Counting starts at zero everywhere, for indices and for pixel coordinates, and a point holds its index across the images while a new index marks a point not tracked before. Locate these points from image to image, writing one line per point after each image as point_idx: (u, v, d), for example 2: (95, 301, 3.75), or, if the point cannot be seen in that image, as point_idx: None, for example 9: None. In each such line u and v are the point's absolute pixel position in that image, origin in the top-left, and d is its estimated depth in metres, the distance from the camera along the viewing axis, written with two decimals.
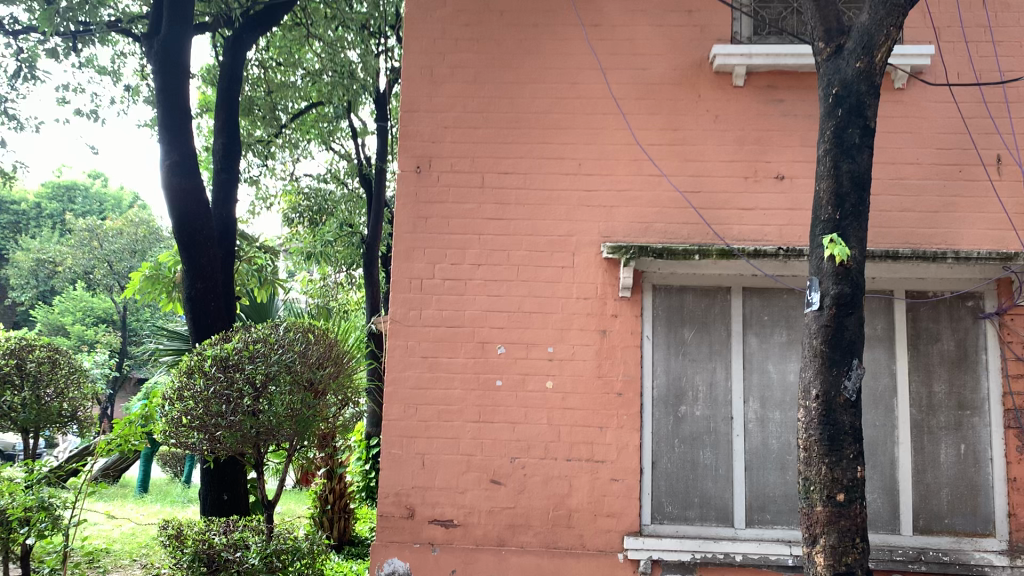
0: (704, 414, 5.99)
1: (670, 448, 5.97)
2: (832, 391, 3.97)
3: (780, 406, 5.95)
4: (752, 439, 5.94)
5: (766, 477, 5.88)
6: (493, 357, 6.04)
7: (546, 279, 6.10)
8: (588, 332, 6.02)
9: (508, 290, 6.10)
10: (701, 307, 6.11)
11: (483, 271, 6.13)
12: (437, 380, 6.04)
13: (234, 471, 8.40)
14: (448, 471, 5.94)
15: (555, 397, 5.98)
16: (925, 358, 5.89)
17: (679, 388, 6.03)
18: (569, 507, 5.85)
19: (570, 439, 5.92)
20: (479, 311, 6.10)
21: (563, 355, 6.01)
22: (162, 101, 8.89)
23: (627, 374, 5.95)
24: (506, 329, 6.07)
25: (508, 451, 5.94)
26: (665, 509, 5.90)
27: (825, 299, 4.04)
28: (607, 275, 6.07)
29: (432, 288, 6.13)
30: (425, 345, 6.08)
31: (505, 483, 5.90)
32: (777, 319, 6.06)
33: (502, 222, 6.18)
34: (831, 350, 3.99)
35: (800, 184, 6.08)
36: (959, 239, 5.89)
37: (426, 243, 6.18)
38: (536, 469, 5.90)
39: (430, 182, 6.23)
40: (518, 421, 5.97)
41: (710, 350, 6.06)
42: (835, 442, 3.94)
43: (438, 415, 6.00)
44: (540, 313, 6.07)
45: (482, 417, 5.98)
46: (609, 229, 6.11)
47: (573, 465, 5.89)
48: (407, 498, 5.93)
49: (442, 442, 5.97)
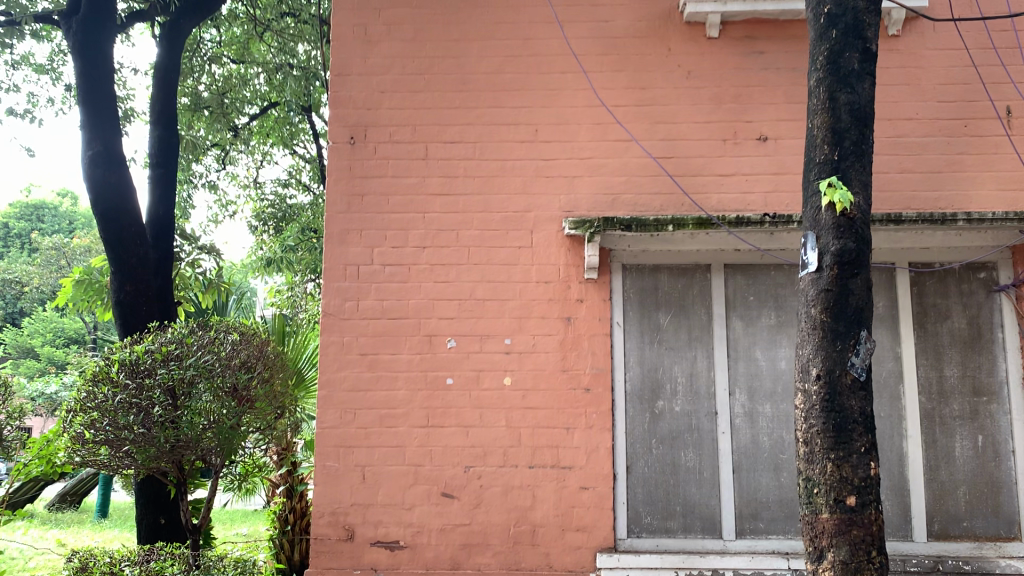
0: (686, 410, 5.23)
1: (647, 450, 5.20)
2: (836, 370, 3.23)
3: (771, 398, 5.20)
4: (741, 437, 5.18)
5: (758, 480, 5.13)
6: (442, 351, 5.26)
7: (501, 261, 5.33)
8: (549, 319, 5.26)
9: (458, 275, 5.33)
10: (678, 288, 5.37)
11: (428, 254, 5.36)
12: (378, 381, 5.24)
13: (162, 489, 7.37)
14: (392, 485, 5.15)
15: (514, 396, 5.20)
16: (934, 339, 5.16)
17: (655, 381, 5.27)
18: (533, 523, 5.08)
19: (532, 444, 5.15)
20: (425, 300, 5.32)
21: (522, 347, 5.24)
22: (83, 86, 8.10)
23: (596, 367, 5.20)
24: (457, 319, 5.30)
25: (462, 460, 5.15)
26: (643, 520, 5.12)
27: (824, 257, 3.29)
28: (571, 254, 5.32)
29: (370, 276, 5.34)
30: (364, 340, 5.28)
31: (459, 496, 5.12)
32: (765, 299, 5.32)
33: (450, 197, 5.40)
34: (834, 320, 3.25)
35: (786, 146, 5.35)
36: (969, 201, 5.18)
37: (363, 224, 5.39)
38: (494, 479, 5.12)
39: (366, 155, 5.46)
40: (472, 423, 5.19)
41: (689, 336, 5.31)
42: (843, 433, 3.20)
43: (379, 420, 5.21)
44: (495, 300, 5.30)
45: (431, 421, 5.20)
46: (571, 202, 5.35)
47: (537, 474, 5.11)
48: (345, 518, 5.14)
49: (385, 452, 5.17)
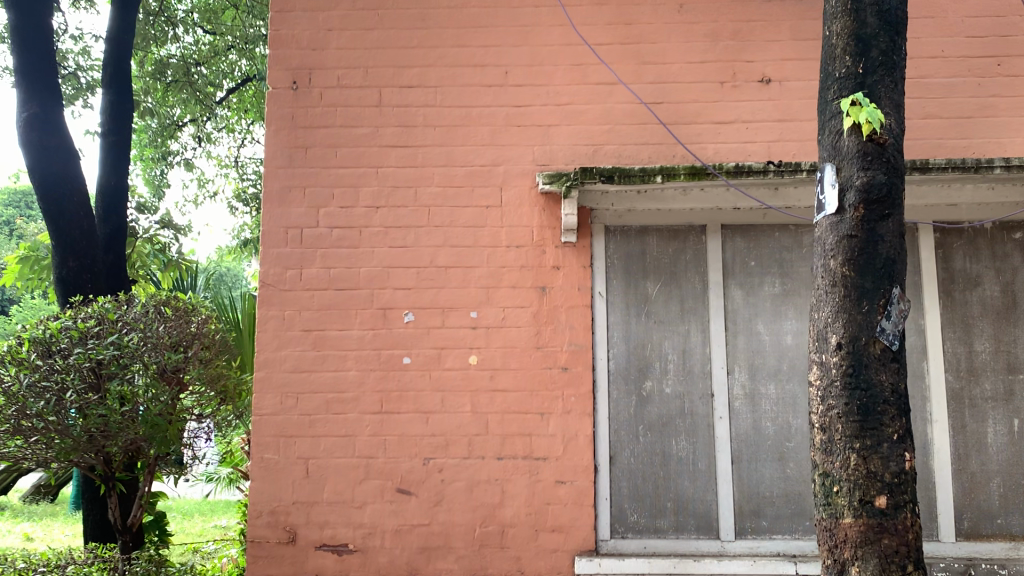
0: (677, 391, 4.55)
1: (633, 438, 4.53)
2: (862, 339, 2.56)
3: (775, 377, 4.53)
4: (740, 423, 4.50)
5: (761, 472, 4.46)
6: (397, 327, 4.58)
7: (465, 223, 4.64)
8: (520, 289, 4.58)
9: (416, 239, 4.64)
10: (669, 253, 4.68)
11: (382, 215, 4.66)
12: (324, 360, 4.56)
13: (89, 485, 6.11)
14: (341, 480, 4.48)
15: (479, 377, 4.52)
16: (963, 309, 4.49)
17: (642, 358, 4.59)
18: (502, 523, 4.41)
19: (501, 432, 4.48)
20: (379, 268, 4.62)
21: (490, 322, 4.56)
22: (17, 39, 7.18)
23: (574, 344, 4.52)
24: (415, 290, 4.60)
25: (420, 451, 4.48)
26: (629, 519, 4.46)
27: (847, 195, 2.61)
28: (545, 215, 4.63)
29: (314, 240, 4.65)
30: (308, 313, 4.60)
31: (416, 493, 4.45)
32: (768, 265, 4.63)
33: (407, 150, 4.70)
34: (859, 275, 2.58)
35: (792, 89, 4.66)
36: (1003, 150, 4.49)
37: (307, 180, 4.71)
38: (457, 473, 4.46)
39: (310, 102, 4.77)
40: (432, 409, 4.51)
41: (681, 308, 4.62)
42: (870, 417, 2.54)
43: (325, 406, 4.52)
44: (459, 267, 4.61)
45: (386, 407, 4.52)
46: (546, 154, 4.66)
47: (506, 467, 4.44)
48: (286, 518, 4.48)
49: (331, 443, 4.50)
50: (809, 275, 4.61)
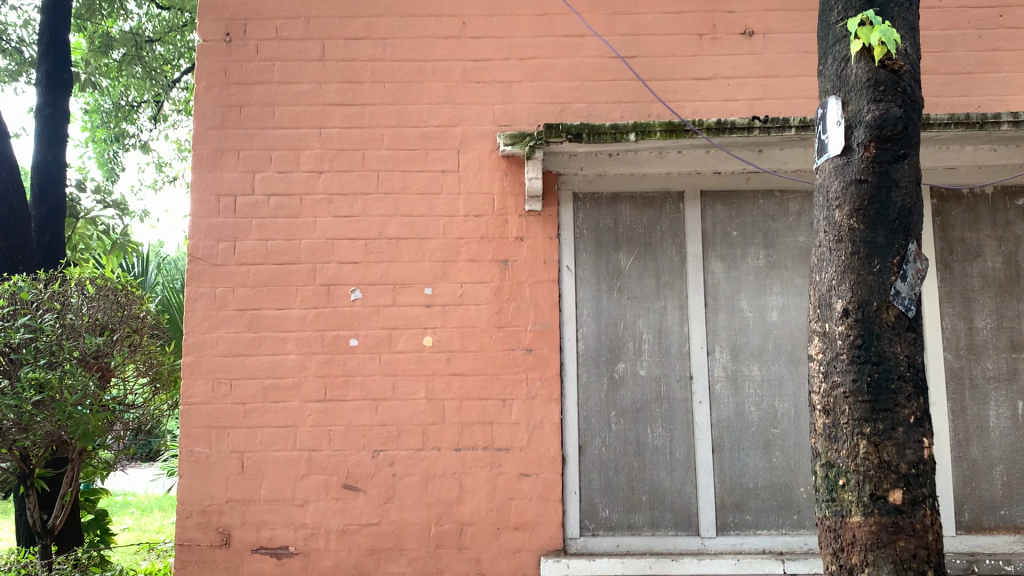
0: (653, 374, 4.13)
1: (604, 426, 4.10)
2: (872, 304, 2.15)
3: (760, 358, 4.12)
4: (722, 408, 4.10)
5: (744, 461, 4.06)
6: (343, 305, 4.11)
7: (419, 189, 4.18)
8: (480, 262, 4.14)
9: (364, 207, 4.16)
10: (644, 222, 4.25)
11: (326, 180, 4.19)
12: (261, 343, 4.10)
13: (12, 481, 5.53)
14: (281, 475, 4.03)
15: (435, 360, 4.08)
16: (962, 283, 4.12)
17: (615, 338, 4.17)
18: (460, 521, 3.98)
19: (459, 421, 4.04)
20: (322, 240, 4.15)
21: (446, 299, 4.12)
22: None
23: (539, 323, 4.10)
24: (363, 264, 4.13)
25: (369, 442, 4.03)
26: (600, 515, 4.04)
27: (855, 132, 2.19)
28: (507, 180, 4.18)
29: (250, 209, 4.19)
30: (243, 291, 4.14)
31: (364, 489, 4.01)
32: (751, 235, 4.22)
33: (353, 109, 4.24)
34: (870, 228, 2.16)
35: (776, 42, 4.26)
36: (1007, 108, 4.12)
37: (242, 143, 4.24)
38: (410, 466, 4.01)
39: (245, 56, 4.30)
40: (382, 395, 4.06)
41: (656, 283, 4.20)
42: (883, 396, 2.13)
43: (263, 393, 4.07)
44: (411, 239, 4.15)
45: (330, 394, 4.06)
46: (508, 113, 4.21)
47: (464, 459, 4.01)
48: (219, 518, 4.02)
49: (270, 434, 4.05)
50: (796, 246, 4.20)
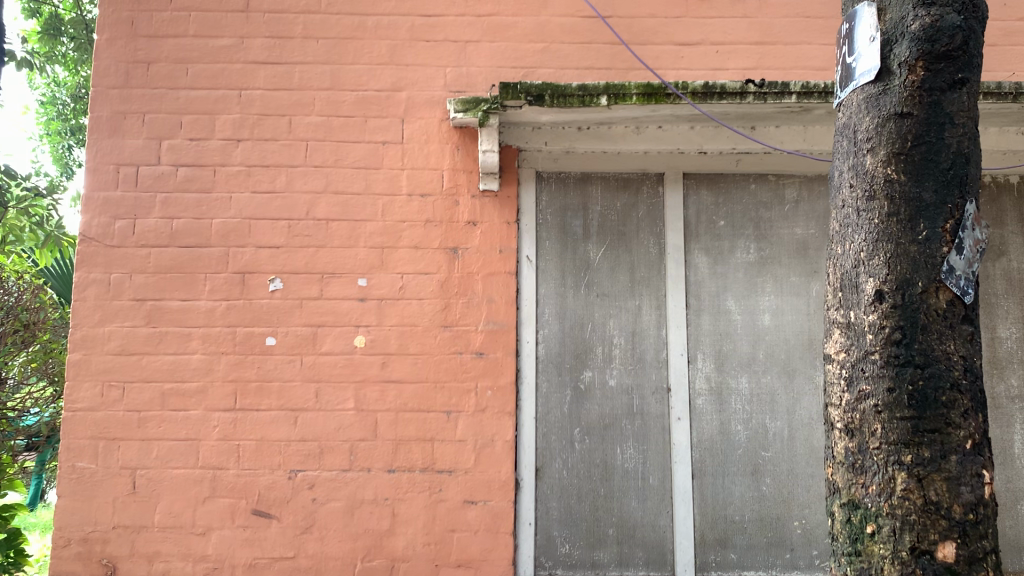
0: (625, 385, 3.51)
1: (566, 445, 3.47)
2: (916, 284, 1.56)
3: (749, 368, 3.52)
4: (703, 427, 3.48)
5: (729, 489, 3.45)
6: (261, 296, 3.48)
7: (354, 162, 3.56)
8: (424, 250, 3.52)
9: (288, 183, 3.55)
10: (617, 207, 3.63)
11: (246, 151, 3.58)
12: (161, 339, 3.47)
13: None
14: (179, 498, 3.38)
15: (368, 365, 3.44)
16: (983, 285, 3.55)
17: (581, 342, 3.54)
18: (391, 557, 3.35)
19: (393, 437, 3.40)
20: (238, 219, 3.53)
21: (383, 292, 3.49)
22: None
23: (492, 323, 3.48)
24: (286, 249, 3.51)
25: (286, 461, 3.40)
26: (559, 550, 3.41)
27: (897, 50, 1.63)
28: (459, 155, 3.58)
29: (154, 182, 3.56)
30: (142, 277, 3.50)
31: (278, 516, 3.37)
32: (741, 225, 3.62)
33: (280, 68, 3.63)
34: (915, 180, 1.58)
35: (772, 4, 3.69)
36: None
37: (148, 105, 3.61)
38: (333, 490, 3.38)
39: (156, 5, 3.68)
40: (303, 405, 3.42)
41: (630, 279, 3.58)
42: (930, 412, 1.54)
43: (161, 399, 3.43)
44: (343, 221, 3.53)
45: (242, 401, 3.43)
46: (461, 78, 3.62)
47: (399, 483, 3.38)
48: (104, 548, 3.36)
49: (168, 448, 3.41)
50: (792, 239, 3.61)
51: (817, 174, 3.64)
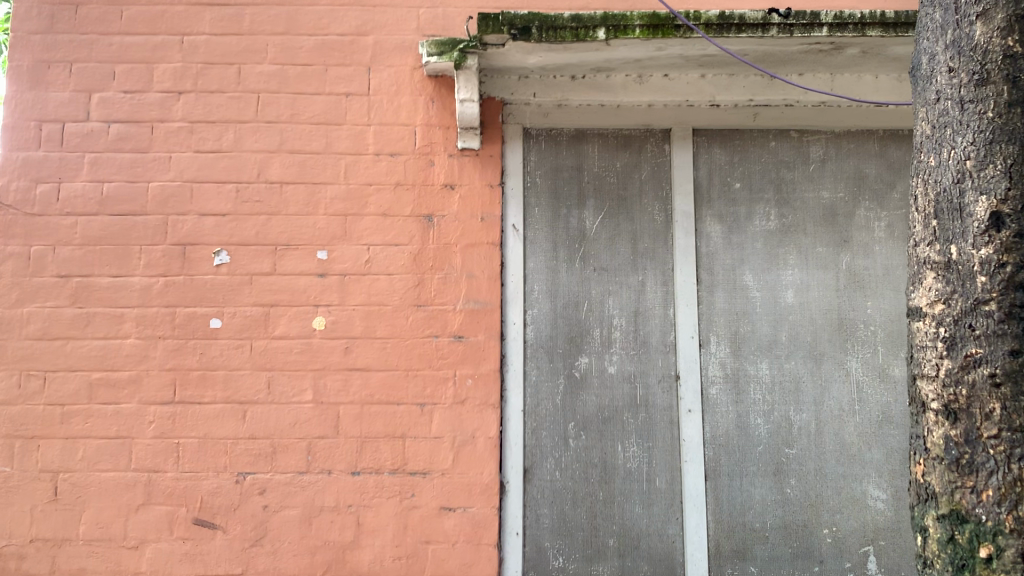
0: (626, 373, 3.03)
1: (560, 443, 3.00)
2: None
3: (771, 352, 3.05)
4: (718, 420, 3.01)
5: (748, 492, 2.97)
6: (205, 272, 3.00)
7: (313, 117, 3.09)
8: (394, 218, 3.04)
9: (237, 140, 3.07)
10: (617, 168, 3.16)
11: (188, 105, 3.10)
12: (89, 321, 2.98)
13: None
14: (108, 506, 2.90)
15: (328, 350, 2.96)
16: None
17: (576, 323, 3.06)
18: (355, 573, 2.87)
19: (358, 434, 2.92)
20: (178, 183, 3.06)
21: (346, 266, 3.01)
22: None
23: (472, 301, 3.00)
24: (233, 217, 3.03)
25: (232, 462, 2.91)
26: (551, 564, 2.93)
27: None
28: (434, 108, 3.10)
29: (83, 140, 3.08)
30: (67, 250, 3.02)
31: (224, 527, 2.89)
32: (759, 188, 3.15)
33: (228, 10, 3.16)
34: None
35: None
36: None
37: (75, 52, 3.13)
38: (288, 496, 2.90)
39: None
40: (252, 398, 2.94)
41: (632, 250, 3.10)
42: None
43: (88, 390, 2.95)
44: (300, 184, 3.05)
45: (182, 393, 2.95)
46: (436, 20, 3.14)
47: (364, 487, 2.90)
48: (20, 564, 2.88)
49: (96, 448, 2.92)
50: (818, 205, 3.14)
51: (845, 129, 3.18)
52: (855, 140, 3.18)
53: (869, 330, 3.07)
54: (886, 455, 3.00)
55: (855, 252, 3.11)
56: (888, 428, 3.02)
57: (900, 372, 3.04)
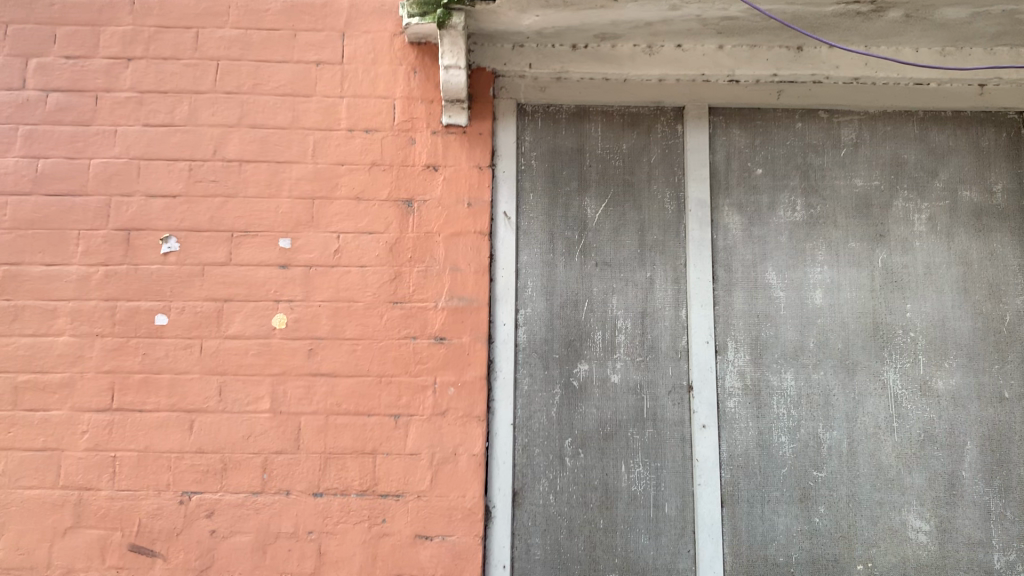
0: (632, 382, 2.65)
1: (555, 462, 2.61)
2: None
3: (797, 360, 2.67)
4: (736, 438, 2.62)
5: (771, 522, 2.58)
6: (152, 261, 2.63)
7: (278, 88, 2.72)
8: (368, 202, 2.67)
9: (192, 113, 2.71)
10: (623, 150, 2.80)
11: (137, 72, 2.74)
12: (16, 315, 2.60)
13: None
14: (31, 529, 2.51)
15: (290, 352, 2.58)
16: None
17: (575, 325, 2.68)
18: None
19: (321, 450, 2.54)
20: (123, 160, 2.69)
21: (313, 256, 2.63)
22: None
23: (456, 298, 2.62)
24: (185, 199, 2.66)
25: (176, 479, 2.53)
26: None
27: None
28: (416, 80, 2.74)
29: (16, 109, 2.71)
30: None
31: (164, 555, 2.50)
32: (784, 175, 2.78)
33: None
34: None
35: None
36: None
37: (12, 12, 2.77)
38: (239, 521, 2.51)
39: None
40: (201, 405, 2.56)
41: (639, 243, 2.73)
42: None
43: (12, 395, 2.56)
44: (263, 163, 2.68)
45: (120, 400, 2.56)
46: None
47: (328, 511, 2.51)
48: None
49: (19, 461, 2.53)
50: (850, 194, 2.77)
51: (880, 110, 2.82)
52: (891, 123, 2.82)
53: (908, 337, 2.69)
54: (929, 480, 2.61)
55: (892, 248, 2.74)
56: (931, 449, 2.63)
57: (944, 385, 2.66)
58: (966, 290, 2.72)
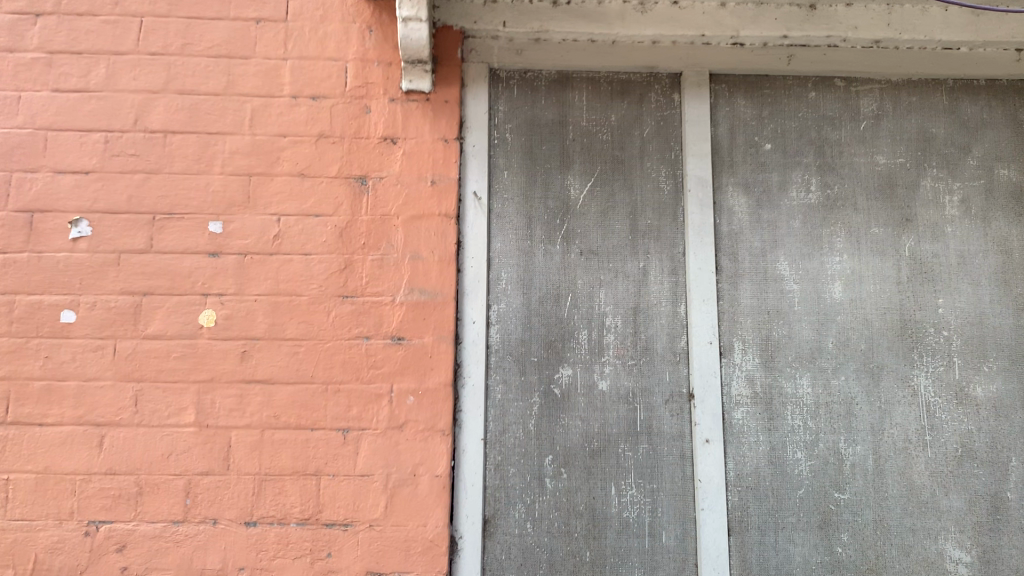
0: (623, 390, 2.27)
1: (533, 483, 2.22)
2: None
3: (814, 364, 2.30)
4: (745, 454, 2.25)
5: (785, 552, 2.20)
6: (58, 247, 2.23)
7: (212, 48, 2.35)
8: (315, 180, 2.29)
9: (110, 77, 2.33)
10: (611, 123, 2.43)
11: (47, 30, 2.35)
12: None
13: None
14: None
15: (220, 355, 2.19)
16: None
17: (557, 323, 2.30)
18: None
19: (255, 471, 2.14)
20: (27, 130, 2.29)
21: (248, 243, 2.24)
22: None
23: (417, 290, 2.24)
24: (99, 175, 2.27)
25: (81, 506, 2.12)
26: None
27: None
28: (372, 40, 2.37)
29: None
30: None
31: None
32: (796, 151, 2.42)
33: None
34: None
35: None
36: None
37: None
38: (155, 556, 2.10)
39: None
40: (112, 418, 2.15)
41: (630, 229, 2.36)
42: None
43: None
44: (192, 134, 2.30)
45: (15, 412, 2.15)
46: None
47: (262, 543, 2.11)
48: None
49: None
50: (872, 173, 2.41)
51: (904, 78, 2.48)
52: (916, 93, 2.47)
53: (941, 336, 2.33)
54: (968, 503, 2.24)
55: (920, 234, 2.38)
56: (969, 466, 2.26)
57: (984, 393, 2.30)
58: (1006, 283, 2.36)
